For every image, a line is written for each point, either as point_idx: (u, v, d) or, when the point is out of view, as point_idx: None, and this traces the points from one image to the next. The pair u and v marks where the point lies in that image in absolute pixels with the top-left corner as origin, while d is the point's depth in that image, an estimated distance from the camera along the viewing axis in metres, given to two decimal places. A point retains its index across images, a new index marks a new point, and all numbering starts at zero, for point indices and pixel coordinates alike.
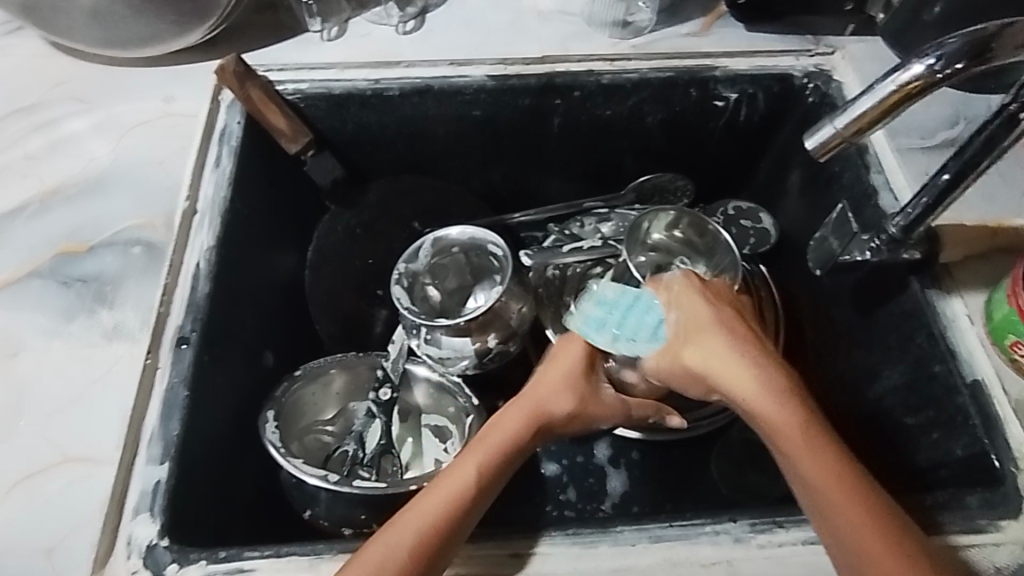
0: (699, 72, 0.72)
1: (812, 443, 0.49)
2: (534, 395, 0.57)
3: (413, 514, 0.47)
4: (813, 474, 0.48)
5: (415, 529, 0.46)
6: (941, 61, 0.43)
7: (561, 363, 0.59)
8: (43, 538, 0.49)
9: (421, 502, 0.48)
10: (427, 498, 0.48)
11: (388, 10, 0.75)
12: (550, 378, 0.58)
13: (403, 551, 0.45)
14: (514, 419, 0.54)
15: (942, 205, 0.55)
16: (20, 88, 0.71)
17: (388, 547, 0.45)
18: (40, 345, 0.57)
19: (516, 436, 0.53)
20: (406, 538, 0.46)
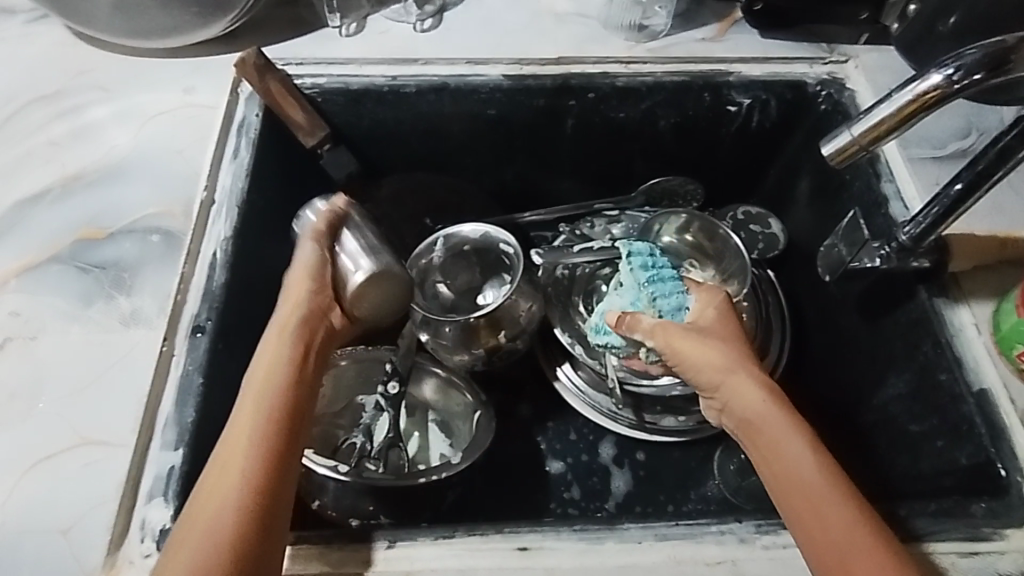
0: (713, 78, 0.73)
1: (798, 453, 0.49)
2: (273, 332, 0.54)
3: (219, 476, 0.45)
4: (792, 485, 0.48)
5: (229, 490, 0.45)
6: (959, 72, 0.43)
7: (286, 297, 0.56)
8: (59, 518, 0.50)
9: (228, 460, 0.46)
10: (231, 454, 0.46)
11: (407, 8, 0.76)
12: (284, 315, 0.55)
13: (219, 516, 0.43)
14: (272, 365, 0.51)
15: (954, 215, 0.56)
16: (43, 76, 0.72)
17: (208, 510, 0.44)
18: (59, 329, 0.58)
19: (276, 380, 0.50)
20: (231, 493, 0.45)
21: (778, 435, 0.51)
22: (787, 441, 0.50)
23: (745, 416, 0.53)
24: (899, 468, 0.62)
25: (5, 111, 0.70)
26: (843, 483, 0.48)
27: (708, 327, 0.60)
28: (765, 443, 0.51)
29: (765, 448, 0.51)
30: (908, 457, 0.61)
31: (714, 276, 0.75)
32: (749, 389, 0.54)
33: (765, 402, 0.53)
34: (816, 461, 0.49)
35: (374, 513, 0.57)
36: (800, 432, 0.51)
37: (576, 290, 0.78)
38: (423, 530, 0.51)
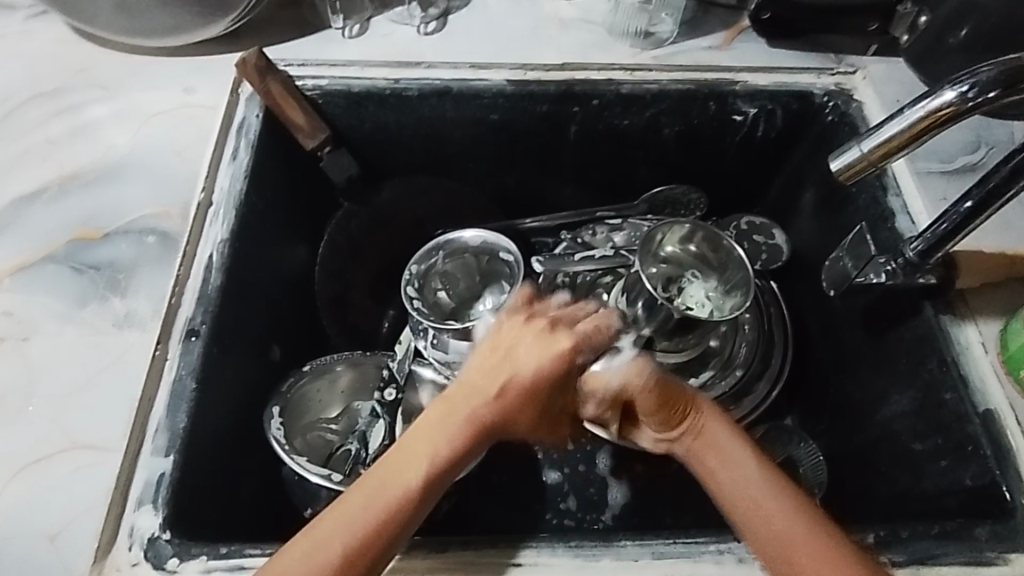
0: (719, 86, 0.72)
1: (745, 481, 0.47)
2: (495, 370, 0.49)
3: (369, 483, 0.45)
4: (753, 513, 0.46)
5: (376, 502, 0.44)
6: (973, 89, 0.42)
7: (525, 349, 0.50)
8: (47, 523, 0.49)
9: (399, 474, 0.45)
10: (397, 468, 0.45)
11: (411, 11, 0.75)
12: (525, 370, 0.49)
13: (350, 534, 0.42)
14: (479, 402, 0.48)
15: (963, 232, 0.55)
16: (43, 73, 0.72)
17: (336, 523, 0.43)
18: (52, 329, 0.57)
19: (480, 420, 0.48)
20: (374, 516, 0.43)
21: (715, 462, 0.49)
22: (729, 471, 0.48)
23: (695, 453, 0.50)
24: (901, 486, 0.61)
25: (4, 108, 0.69)
26: (796, 505, 0.46)
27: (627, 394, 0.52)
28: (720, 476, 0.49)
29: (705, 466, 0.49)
30: (911, 476, 0.60)
31: (718, 288, 0.72)
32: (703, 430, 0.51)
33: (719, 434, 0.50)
34: (763, 474, 0.47)
35: None
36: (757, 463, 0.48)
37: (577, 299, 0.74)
38: (416, 543, 0.50)
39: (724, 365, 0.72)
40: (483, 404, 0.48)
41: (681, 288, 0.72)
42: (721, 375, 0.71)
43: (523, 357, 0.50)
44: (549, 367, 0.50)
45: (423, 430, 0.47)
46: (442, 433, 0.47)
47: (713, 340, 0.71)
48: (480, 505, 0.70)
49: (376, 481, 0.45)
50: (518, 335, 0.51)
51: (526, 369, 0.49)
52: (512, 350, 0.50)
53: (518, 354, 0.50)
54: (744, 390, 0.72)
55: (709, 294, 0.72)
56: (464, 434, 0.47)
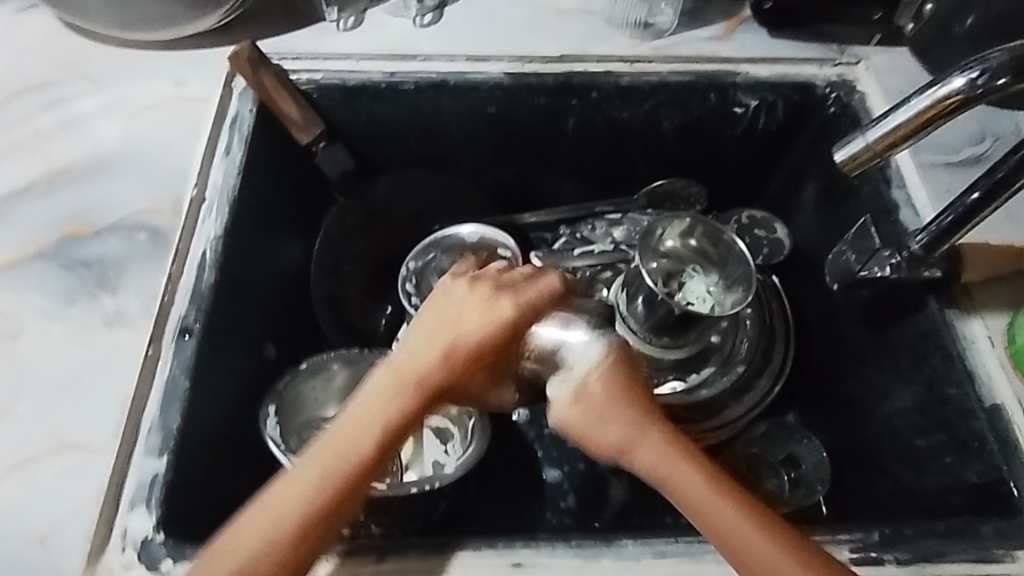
0: (719, 78, 0.71)
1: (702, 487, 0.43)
2: (441, 334, 0.46)
3: (315, 463, 0.42)
4: (721, 525, 0.42)
5: (319, 476, 0.41)
6: (983, 76, 0.42)
7: (463, 311, 0.47)
8: (37, 525, 0.48)
9: (342, 449, 0.42)
10: (343, 446, 0.42)
11: (406, 2, 0.74)
12: (471, 339, 0.46)
13: (294, 514, 0.40)
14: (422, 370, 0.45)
15: (968, 224, 0.53)
16: (31, 67, 0.70)
17: (282, 503, 0.41)
18: (40, 329, 0.56)
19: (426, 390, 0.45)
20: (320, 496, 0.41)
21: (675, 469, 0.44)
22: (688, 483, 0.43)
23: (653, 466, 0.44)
24: (904, 482, 0.60)
25: None
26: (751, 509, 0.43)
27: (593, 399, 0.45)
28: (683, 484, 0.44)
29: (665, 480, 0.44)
30: (914, 473, 0.59)
31: (720, 283, 0.70)
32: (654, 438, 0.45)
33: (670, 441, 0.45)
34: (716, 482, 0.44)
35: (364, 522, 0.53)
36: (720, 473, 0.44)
37: None
38: (413, 545, 0.49)
39: (725, 361, 0.71)
40: (430, 375, 0.45)
41: (682, 283, 0.71)
42: (721, 371, 0.71)
43: (468, 324, 0.46)
44: (495, 333, 0.46)
45: (372, 400, 0.44)
46: (387, 407, 0.44)
47: (715, 336, 0.70)
48: (478, 503, 0.69)
49: (321, 457, 0.42)
50: (459, 300, 0.47)
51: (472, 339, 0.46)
52: (454, 314, 0.47)
53: (466, 319, 0.46)
54: (746, 384, 0.72)
55: (711, 289, 0.70)
56: (410, 405, 0.44)
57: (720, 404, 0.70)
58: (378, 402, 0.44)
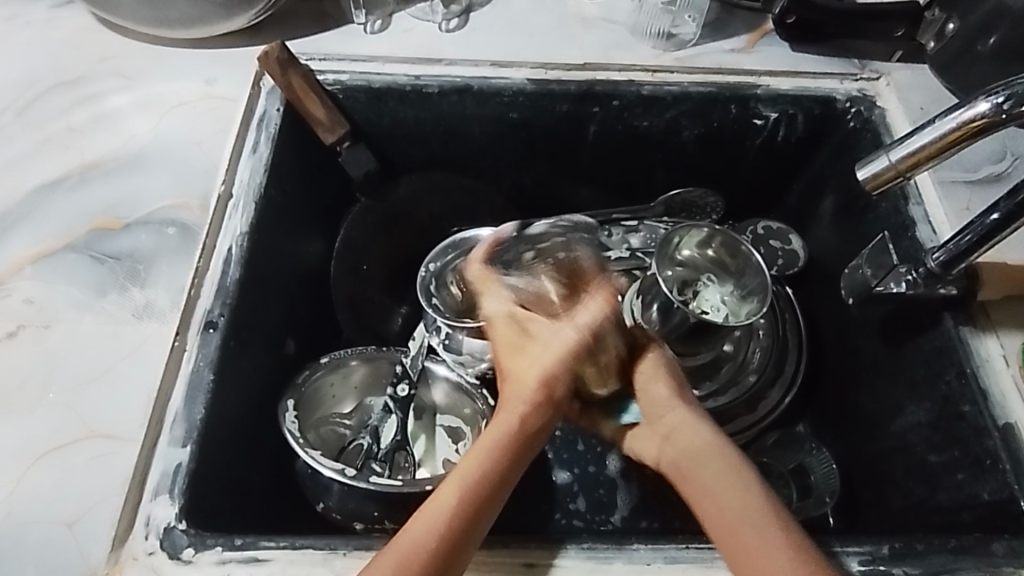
0: (740, 90, 0.72)
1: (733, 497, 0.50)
2: (504, 359, 0.59)
3: (447, 483, 0.49)
4: (731, 520, 0.49)
5: (455, 489, 0.48)
6: (1008, 101, 0.42)
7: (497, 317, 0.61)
8: (65, 511, 0.49)
9: (447, 481, 0.49)
10: (466, 464, 0.50)
11: (434, 7, 0.75)
12: (546, 362, 0.56)
13: (435, 517, 0.46)
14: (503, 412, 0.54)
15: (988, 244, 0.53)
16: (67, 62, 0.72)
17: (425, 513, 0.47)
18: (72, 319, 0.58)
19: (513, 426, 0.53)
20: (454, 499, 0.47)
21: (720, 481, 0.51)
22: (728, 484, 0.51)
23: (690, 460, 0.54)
24: (916, 497, 0.60)
25: (27, 96, 0.70)
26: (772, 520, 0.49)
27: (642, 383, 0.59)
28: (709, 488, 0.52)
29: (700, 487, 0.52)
30: (926, 488, 0.59)
31: (734, 293, 0.71)
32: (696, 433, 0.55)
33: (711, 443, 0.54)
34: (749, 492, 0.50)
35: (379, 518, 0.57)
36: (740, 478, 0.51)
37: None
38: None
39: (737, 370, 0.72)
40: (516, 400, 0.55)
41: (698, 291, 0.71)
42: (733, 379, 0.71)
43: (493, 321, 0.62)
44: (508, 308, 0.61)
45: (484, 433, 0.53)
46: (499, 429, 0.53)
47: (728, 345, 0.72)
48: None
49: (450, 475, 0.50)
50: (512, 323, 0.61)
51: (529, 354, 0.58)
52: (503, 333, 0.60)
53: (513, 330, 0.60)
54: (758, 395, 0.72)
55: (725, 299, 0.71)
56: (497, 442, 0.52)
57: (733, 413, 0.71)
58: (494, 430, 0.53)
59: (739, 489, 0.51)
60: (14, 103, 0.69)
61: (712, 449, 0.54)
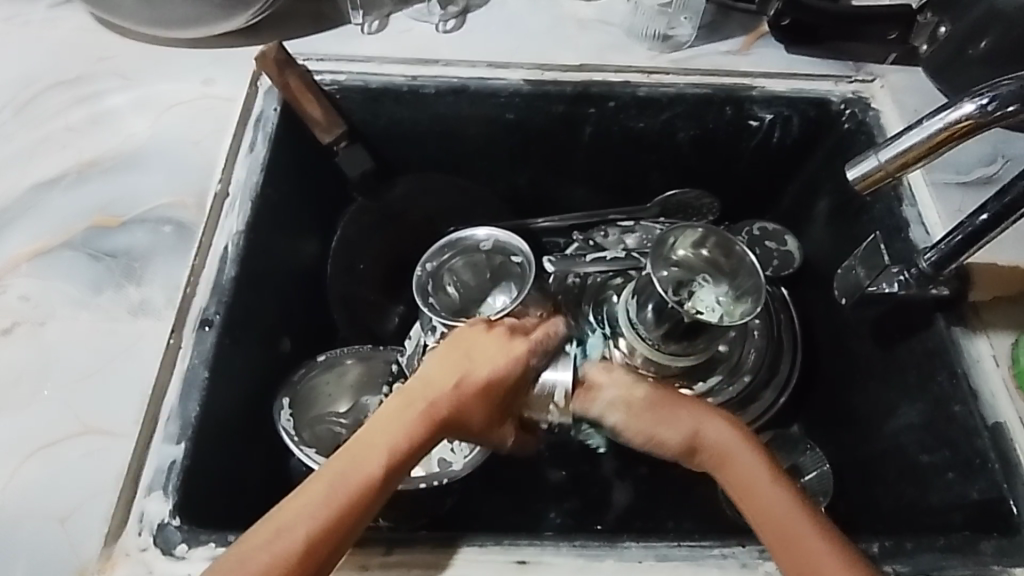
0: (735, 91, 0.72)
1: (777, 500, 0.49)
2: (450, 368, 0.53)
3: (353, 466, 0.47)
4: (777, 527, 0.48)
5: (358, 476, 0.47)
6: (993, 103, 0.43)
7: (487, 357, 0.53)
8: (58, 506, 0.50)
9: (359, 462, 0.47)
10: (372, 448, 0.48)
11: (430, 8, 0.76)
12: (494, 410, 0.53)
13: (332, 504, 0.45)
14: (436, 400, 0.51)
15: (976, 245, 0.54)
16: (65, 61, 0.72)
17: (314, 493, 0.45)
18: (67, 316, 0.58)
19: (435, 421, 0.50)
20: (352, 489, 0.46)
21: (750, 482, 0.51)
22: (768, 491, 0.50)
23: (718, 449, 0.53)
24: (908, 498, 0.60)
25: (25, 95, 0.70)
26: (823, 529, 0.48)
27: (638, 407, 0.54)
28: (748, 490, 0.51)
29: (747, 495, 0.50)
30: (917, 488, 0.59)
31: (729, 293, 0.71)
32: (716, 428, 0.54)
33: (732, 436, 0.53)
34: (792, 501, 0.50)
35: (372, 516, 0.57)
36: (781, 483, 0.51)
37: (586, 299, 0.75)
38: (424, 536, 0.50)
39: (732, 370, 0.72)
40: (440, 403, 0.51)
41: (692, 291, 0.71)
42: (728, 380, 0.72)
43: (481, 365, 0.53)
44: (507, 369, 0.53)
45: (394, 413, 0.50)
46: (420, 425, 0.50)
47: (723, 345, 0.71)
48: (486, 503, 0.70)
49: (351, 453, 0.48)
50: (481, 344, 0.54)
51: (483, 382, 0.52)
52: (476, 368, 0.53)
53: (486, 362, 0.53)
54: (750, 396, 0.73)
55: (720, 299, 0.71)
56: (416, 432, 0.49)
57: (728, 413, 0.71)
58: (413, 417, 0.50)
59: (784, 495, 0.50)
60: (12, 101, 0.70)
61: (753, 464, 0.52)
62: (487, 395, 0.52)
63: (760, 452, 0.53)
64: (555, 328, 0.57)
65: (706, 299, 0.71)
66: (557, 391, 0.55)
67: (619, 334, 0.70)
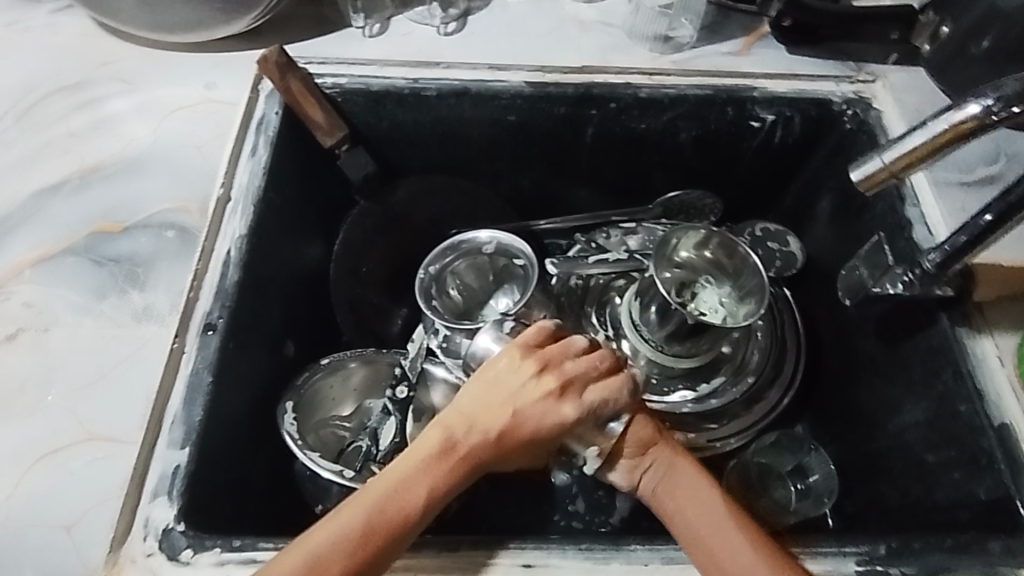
0: (737, 92, 0.72)
1: (717, 521, 0.49)
2: (497, 399, 0.50)
3: (391, 503, 0.46)
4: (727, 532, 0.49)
5: (392, 516, 0.46)
6: (998, 104, 0.43)
7: (532, 390, 0.50)
8: (64, 513, 0.50)
9: (397, 497, 0.47)
10: (411, 485, 0.47)
11: (431, 11, 0.76)
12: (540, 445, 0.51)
13: (363, 543, 0.45)
14: (479, 435, 0.49)
15: (981, 245, 0.53)
16: (67, 66, 0.72)
17: (343, 525, 0.45)
18: (71, 322, 0.58)
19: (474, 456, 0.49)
20: (382, 530, 0.45)
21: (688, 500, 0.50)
22: (704, 512, 0.49)
23: (662, 474, 0.51)
24: (914, 497, 0.60)
25: (27, 100, 0.70)
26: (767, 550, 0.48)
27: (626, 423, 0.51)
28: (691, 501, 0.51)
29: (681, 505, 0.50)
30: (923, 487, 0.59)
31: (732, 294, 0.72)
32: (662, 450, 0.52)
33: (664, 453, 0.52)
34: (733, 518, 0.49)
35: None
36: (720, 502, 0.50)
37: (589, 300, 0.75)
38: (430, 541, 0.50)
39: (736, 371, 0.72)
40: (481, 444, 0.49)
41: (695, 292, 0.72)
42: (732, 380, 0.72)
43: (529, 408, 0.50)
44: (557, 417, 0.49)
45: (433, 448, 0.49)
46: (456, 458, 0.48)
47: (726, 345, 0.72)
48: (491, 505, 0.70)
49: (389, 492, 0.47)
50: (522, 372, 0.51)
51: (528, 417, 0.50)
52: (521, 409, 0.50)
53: (530, 397, 0.50)
54: (756, 396, 0.72)
55: (722, 300, 0.72)
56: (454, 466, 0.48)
57: (731, 413, 0.71)
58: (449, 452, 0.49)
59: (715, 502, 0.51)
60: (14, 108, 0.70)
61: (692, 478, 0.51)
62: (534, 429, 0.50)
63: (689, 464, 0.52)
64: (609, 362, 0.52)
65: (707, 300, 0.72)
66: (619, 437, 0.51)
67: (623, 336, 0.72)
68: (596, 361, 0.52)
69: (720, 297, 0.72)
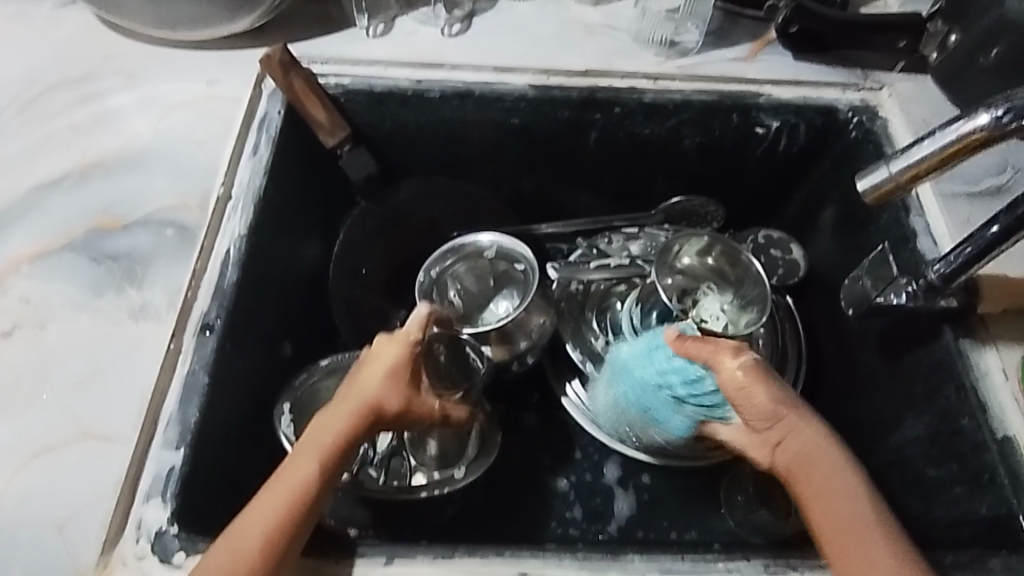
0: (743, 99, 0.71)
1: (847, 505, 0.47)
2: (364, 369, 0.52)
3: (290, 474, 0.47)
4: (831, 529, 0.47)
5: (296, 485, 0.47)
6: (1009, 114, 0.42)
7: (385, 352, 0.53)
8: (57, 512, 0.49)
9: (292, 474, 0.47)
10: (307, 455, 0.48)
11: (436, 11, 0.75)
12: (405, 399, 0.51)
13: (272, 512, 0.46)
14: (353, 399, 0.51)
15: (987, 257, 0.53)
16: (69, 60, 0.72)
17: (252, 519, 0.45)
18: (68, 318, 0.58)
19: (358, 417, 0.50)
20: (281, 510, 0.46)
21: (825, 482, 0.49)
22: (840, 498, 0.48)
23: (800, 451, 0.50)
24: (913, 511, 0.60)
25: (28, 94, 0.70)
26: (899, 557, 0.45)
27: (735, 387, 0.51)
28: (824, 495, 0.48)
29: (813, 486, 0.49)
30: (923, 502, 0.59)
31: (734, 302, 0.71)
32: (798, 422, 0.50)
33: (823, 437, 0.50)
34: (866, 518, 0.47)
35: (369, 525, 0.56)
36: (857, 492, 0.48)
37: (589, 306, 0.75)
38: (424, 548, 0.50)
39: None
40: (362, 399, 0.51)
41: (697, 300, 0.71)
42: None
43: (391, 368, 0.52)
44: (414, 359, 0.53)
45: (323, 419, 0.50)
46: (341, 426, 0.49)
47: None
48: (488, 511, 0.69)
49: (280, 474, 0.47)
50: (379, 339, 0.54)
51: (387, 374, 0.52)
52: (382, 365, 0.52)
53: (385, 356, 0.52)
54: None
55: (725, 307, 0.71)
56: (344, 432, 0.49)
57: None
58: (334, 422, 0.50)
59: (854, 502, 0.48)
60: (15, 101, 0.69)
61: (819, 450, 0.50)
62: (397, 383, 0.52)
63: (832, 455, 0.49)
64: (424, 313, 0.55)
65: (711, 308, 0.71)
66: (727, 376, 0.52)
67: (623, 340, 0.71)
68: (417, 315, 0.54)
69: (726, 306, 0.71)
